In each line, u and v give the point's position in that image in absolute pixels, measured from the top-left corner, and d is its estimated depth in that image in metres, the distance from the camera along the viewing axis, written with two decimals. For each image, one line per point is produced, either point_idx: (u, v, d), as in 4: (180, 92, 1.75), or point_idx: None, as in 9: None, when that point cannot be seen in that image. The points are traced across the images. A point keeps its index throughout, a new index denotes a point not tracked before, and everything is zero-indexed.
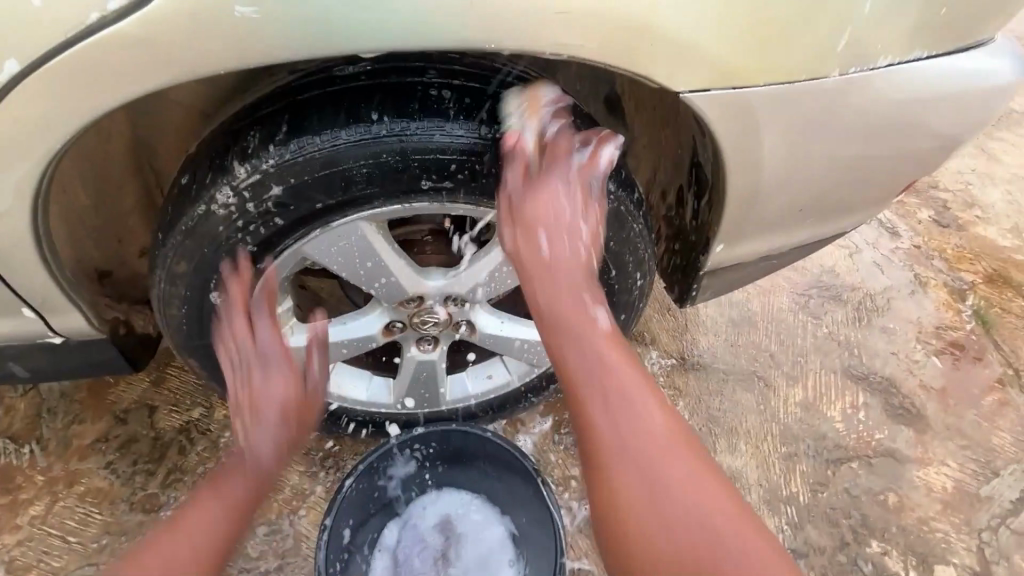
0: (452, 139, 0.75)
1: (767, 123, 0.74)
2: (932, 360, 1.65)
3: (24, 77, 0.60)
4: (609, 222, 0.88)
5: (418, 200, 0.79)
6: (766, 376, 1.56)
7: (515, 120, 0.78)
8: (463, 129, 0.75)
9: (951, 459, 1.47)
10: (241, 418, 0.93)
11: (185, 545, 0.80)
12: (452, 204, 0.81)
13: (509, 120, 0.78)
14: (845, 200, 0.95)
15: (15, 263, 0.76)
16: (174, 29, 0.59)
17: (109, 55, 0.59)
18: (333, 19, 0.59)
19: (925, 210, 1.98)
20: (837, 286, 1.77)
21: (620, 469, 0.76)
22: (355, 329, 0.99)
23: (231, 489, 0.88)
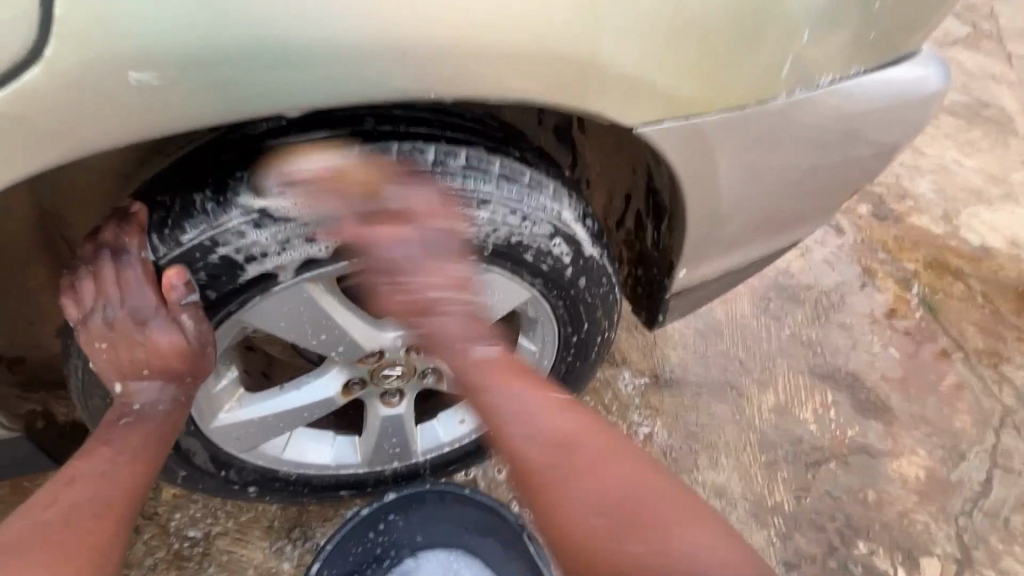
0: (400, 190, 0.70)
1: (720, 150, 0.73)
2: (890, 351, 1.71)
3: None
4: (572, 257, 0.85)
5: (370, 256, 0.73)
6: (737, 384, 1.57)
7: (464, 162, 0.73)
8: (408, 178, 0.70)
9: (920, 447, 1.50)
10: (133, 415, 0.77)
11: (86, 494, 0.71)
12: (407, 256, 0.75)
13: (465, 162, 0.73)
14: (799, 212, 0.96)
15: None
16: (61, 103, 0.51)
17: None
18: (254, 70, 0.54)
19: (864, 205, 2.07)
20: (794, 286, 1.81)
21: (568, 492, 0.69)
22: (312, 392, 0.91)
23: (136, 436, 0.76)
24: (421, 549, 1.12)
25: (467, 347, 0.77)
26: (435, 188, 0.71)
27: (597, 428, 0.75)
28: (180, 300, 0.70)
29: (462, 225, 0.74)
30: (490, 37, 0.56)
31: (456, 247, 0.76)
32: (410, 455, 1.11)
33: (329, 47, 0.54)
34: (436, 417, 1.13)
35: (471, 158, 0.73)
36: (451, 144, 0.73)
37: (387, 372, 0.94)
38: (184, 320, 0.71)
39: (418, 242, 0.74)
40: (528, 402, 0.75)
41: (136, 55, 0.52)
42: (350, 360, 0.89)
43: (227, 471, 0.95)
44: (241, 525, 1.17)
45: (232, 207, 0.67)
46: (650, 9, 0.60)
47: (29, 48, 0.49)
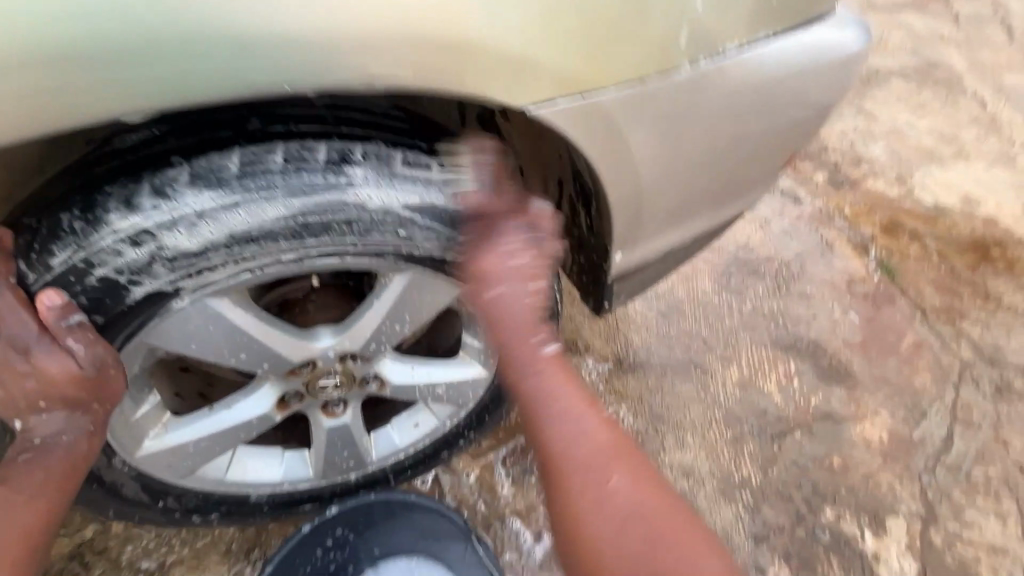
0: (289, 192, 0.66)
1: (630, 128, 0.71)
2: (850, 316, 1.72)
3: None
4: None
5: (272, 265, 0.70)
6: (701, 362, 1.57)
7: (360, 158, 0.69)
8: (296, 179, 0.66)
9: (882, 408, 1.51)
10: (34, 449, 0.72)
11: None
12: (314, 261, 0.71)
13: (361, 157, 0.69)
14: (734, 184, 0.95)
15: None
16: None
17: None
18: (88, 64, 0.51)
19: (821, 173, 2.08)
20: (754, 260, 1.82)
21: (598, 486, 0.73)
22: (244, 411, 0.87)
23: (38, 470, 0.72)
24: (381, 558, 1.10)
25: (526, 341, 0.79)
26: (330, 188, 0.67)
27: (635, 457, 0.76)
28: (61, 324, 0.65)
29: (365, 224, 0.70)
30: (351, 20, 0.54)
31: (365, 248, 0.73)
32: (367, 465, 1.10)
33: (166, 34, 0.52)
34: (390, 423, 1.12)
35: (370, 153, 0.70)
36: (347, 141, 0.69)
37: (325, 383, 0.91)
38: (77, 344, 0.66)
39: (317, 246, 0.70)
40: (578, 409, 0.77)
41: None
42: (283, 374, 0.86)
43: (163, 499, 0.90)
44: (197, 552, 1.13)
45: (103, 225, 0.63)
46: None
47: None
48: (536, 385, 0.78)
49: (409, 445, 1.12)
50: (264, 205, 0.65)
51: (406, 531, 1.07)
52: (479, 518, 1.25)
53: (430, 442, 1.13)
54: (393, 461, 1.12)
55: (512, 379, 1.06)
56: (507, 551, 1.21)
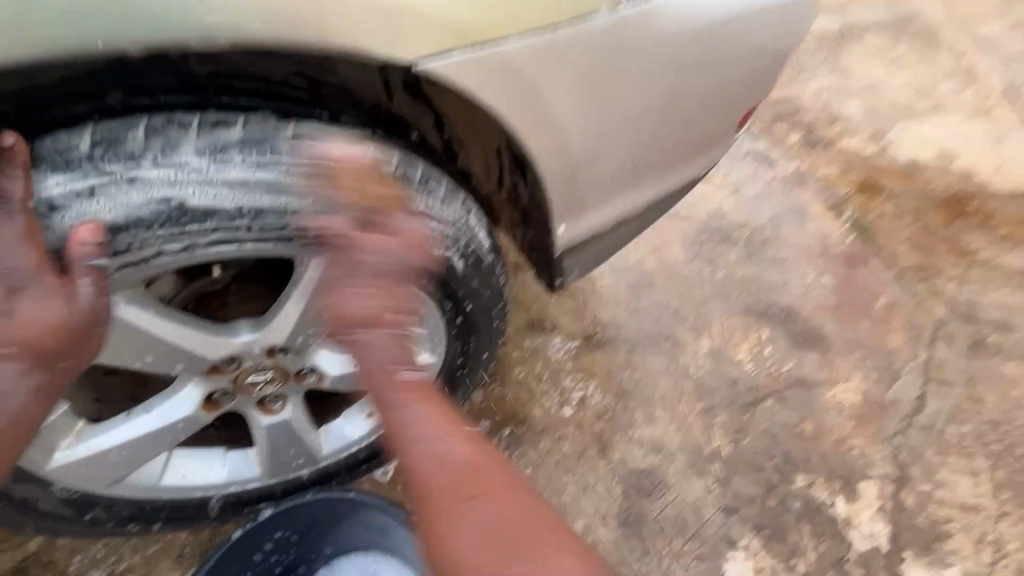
0: (157, 182, 0.63)
1: (541, 83, 0.70)
2: (823, 279, 1.68)
3: None
4: (414, 226, 0.76)
5: (155, 258, 0.65)
6: (672, 334, 1.53)
7: (240, 138, 0.65)
8: (162, 168, 0.63)
9: (856, 372, 1.48)
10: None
11: None
12: (205, 251, 0.67)
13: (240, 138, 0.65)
14: (678, 148, 0.92)
15: None
16: None
17: None
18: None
19: (794, 134, 2.02)
20: (725, 227, 1.76)
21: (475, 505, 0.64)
22: (166, 414, 0.82)
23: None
24: (335, 554, 1.09)
25: (390, 377, 0.71)
26: (206, 168, 0.64)
27: (524, 492, 0.65)
28: (81, 263, 0.62)
29: (253, 209, 0.66)
30: None
31: (261, 233, 0.68)
32: (318, 461, 1.03)
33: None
34: (342, 415, 1.06)
35: (251, 131, 0.66)
36: (227, 116, 0.65)
37: (255, 380, 0.85)
38: (83, 289, 0.64)
39: (200, 233, 0.65)
40: (460, 456, 0.67)
41: None
42: (205, 372, 0.80)
43: (90, 510, 0.86)
44: (148, 558, 1.09)
45: None
46: None
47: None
48: (401, 419, 0.70)
49: (363, 439, 1.05)
50: (134, 191, 0.62)
51: (355, 525, 1.06)
52: None
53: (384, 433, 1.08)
54: (347, 456, 1.06)
55: (461, 363, 1.02)
56: None
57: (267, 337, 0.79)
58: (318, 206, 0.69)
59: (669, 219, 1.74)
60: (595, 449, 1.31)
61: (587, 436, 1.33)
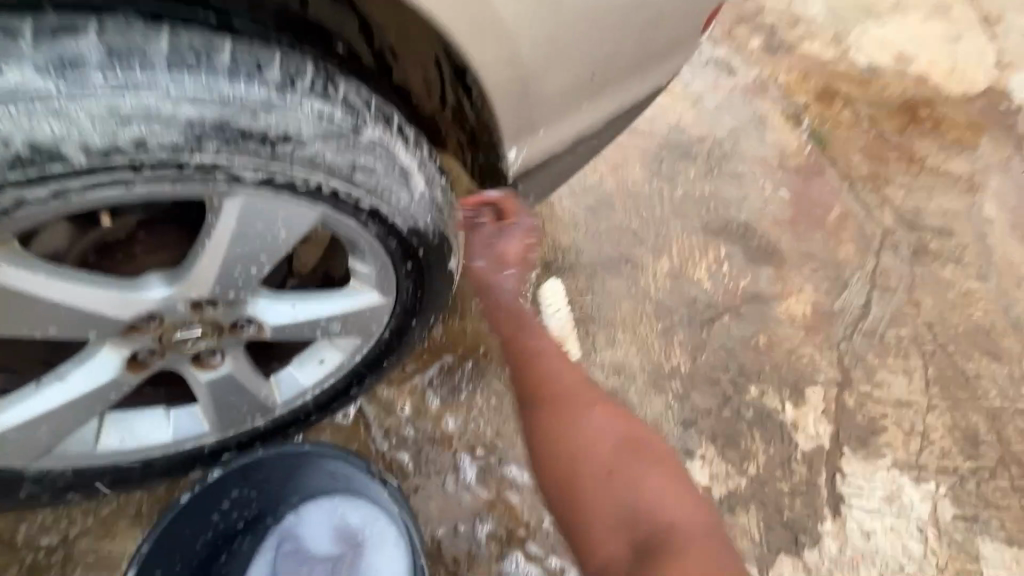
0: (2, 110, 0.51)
1: None
2: (780, 193, 1.67)
3: None
4: (343, 154, 0.66)
5: (27, 206, 0.56)
6: (631, 256, 1.51)
7: (104, 53, 0.54)
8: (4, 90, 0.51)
9: (808, 284, 1.52)
10: None
11: None
12: (87, 196, 0.57)
13: (102, 52, 0.54)
14: (637, 54, 0.82)
15: None
16: None
17: None
18: None
19: (756, 38, 1.91)
20: (685, 141, 1.70)
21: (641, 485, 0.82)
22: (83, 381, 0.74)
23: None
24: (301, 502, 1.08)
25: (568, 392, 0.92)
26: (60, 92, 0.52)
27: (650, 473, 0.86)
28: None
29: (135, 142, 0.55)
30: None
31: (152, 171, 0.58)
32: (272, 410, 1.02)
33: None
34: (292, 363, 1.03)
35: (114, 43, 0.54)
36: (77, 24, 0.54)
37: (185, 337, 0.77)
38: None
39: (73, 175, 0.55)
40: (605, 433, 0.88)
41: None
42: (119, 333, 0.71)
43: (24, 478, 0.81)
44: (104, 518, 1.05)
45: None
46: None
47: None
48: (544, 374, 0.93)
49: (317, 384, 1.04)
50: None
51: (318, 475, 1.03)
52: (408, 444, 1.18)
53: (339, 378, 1.05)
54: (302, 403, 1.04)
55: (416, 302, 0.95)
56: (442, 473, 1.16)
57: (186, 289, 0.70)
58: (217, 130, 0.58)
59: (629, 135, 1.66)
60: None
61: None
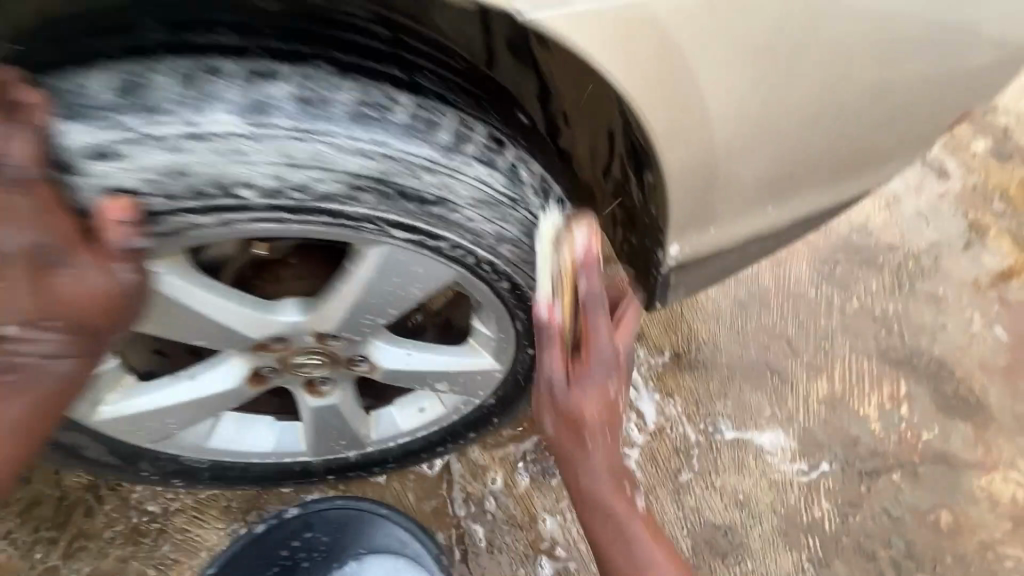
0: (196, 136, 0.54)
1: (691, 50, 0.51)
2: (994, 332, 1.34)
3: None
4: (501, 231, 0.66)
5: (199, 224, 0.58)
6: (780, 369, 1.29)
7: (304, 100, 0.55)
8: (201, 115, 0.53)
9: (1019, 461, 1.20)
10: None
11: None
12: (252, 224, 0.59)
13: (304, 98, 0.55)
14: (849, 158, 0.70)
15: None
16: None
17: None
18: None
19: (983, 139, 1.57)
20: (871, 247, 1.44)
21: None
22: (210, 384, 0.77)
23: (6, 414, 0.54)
24: (365, 553, 1.03)
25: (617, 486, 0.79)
26: (247, 135, 0.54)
27: None
28: (124, 245, 0.54)
29: (308, 192, 0.58)
30: None
31: (322, 213, 0.59)
32: (365, 445, 1.00)
33: None
34: (395, 402, 1.00)
35: (310, 94, 0.55)
36: (278, 69, 0.55)
37: (303, 362, 0.78)
38: (127, 273, 0.54)
39: (241, 209, 0.58)
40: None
41: None
42: (249, 348, 0.74)
43: (140, 459, 0.84)
44: (199, 503, 1.11)
45: None
46: None
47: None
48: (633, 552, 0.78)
49: (413, 431, 1.00)
50: (163, 151, 0.54)
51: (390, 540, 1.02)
52: (487, 519, 1.10)
53: (436, 430, 1.01)
54: (394, 446, 1.02)
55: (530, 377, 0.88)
56: (522, 563, 1.07)
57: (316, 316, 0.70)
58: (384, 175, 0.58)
59: None
60: (668, 488, 1.15)
61: (663, 471, 1.17)
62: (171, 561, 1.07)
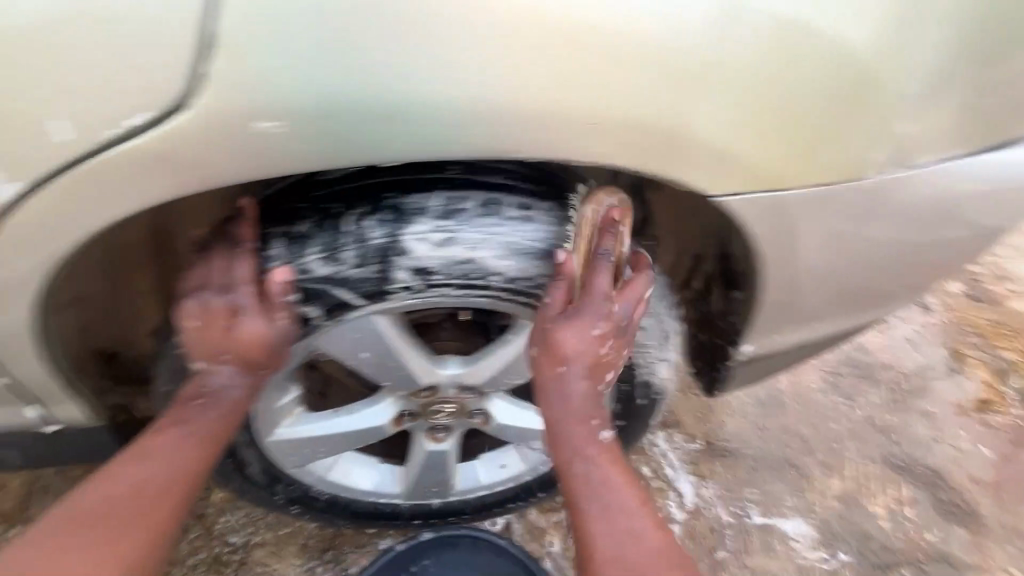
0: (456, 241, 0.67)
1: (802, 224, 0.71)
2: (980, 449, 1.54)
3: (35, 193, 0.55)
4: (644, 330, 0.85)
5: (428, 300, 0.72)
6: (799, 464, 1.46)
7: (539, 221, 0.70)
8: (465, 225, 0.68)
9: (1011, 567, 1.37)
10: (205, 396, 0.80)
11: (149, 472, 0.77)
12: (468, 303, 0.73)
13: (541, 219, 0.70)
14: (877, 294, 0.92)
15: (28, 369, 0.71)
16: (203, 127, 0.52)
17: (135, 166, 0.53)
18: (337, 118, 0.53)
19: (956, 283, 1.88)
20: (870, 364, 1.67)
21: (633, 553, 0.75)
22: (363, 420, 0.94)
23: (208, 419, 0.80)
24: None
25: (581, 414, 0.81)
26: (496, 241, 0.68)
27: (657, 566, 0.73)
28: (280, 297, 0.70)
29: (525, 285, 0.72)
30: (571, 102, 0.54)
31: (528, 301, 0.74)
32: (449, 494, 1.11)
33: (386, 100, 0.52)
34: (479, 457, 1.13)
35: (544, 214, 0.70)
36: (523, 201, 0.70)
37: (438, 409, 0.95)
38: (277, 318, 0.72)
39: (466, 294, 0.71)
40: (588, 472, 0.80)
41: (270, 98, 0.52)
42: (403, 393, 0.91)
43: (276, 483, 0.98)
44: (278, 538, 1.19)
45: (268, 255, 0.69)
46: (748, 70, 0.56)
47: (183, 92, 0.51)
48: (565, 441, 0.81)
49: (492, 485, 1.12)
50: (437, 251, 0.68)
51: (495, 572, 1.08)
52: None
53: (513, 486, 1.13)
54: (473, 497, 1.13)
55: (609, 441, 1.04)
56: None
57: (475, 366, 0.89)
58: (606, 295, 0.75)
59: None
60: (705, 563, 1.30)
61: (699, 547, 1.32)
62: None
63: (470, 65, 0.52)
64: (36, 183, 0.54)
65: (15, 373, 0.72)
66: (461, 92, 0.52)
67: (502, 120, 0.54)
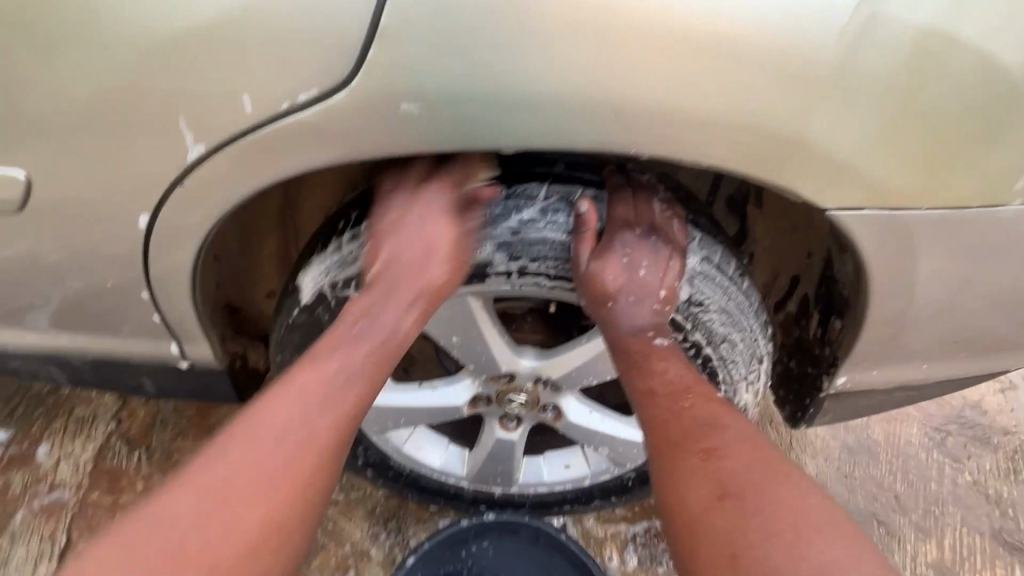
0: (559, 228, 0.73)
1: (922, 249, 0.67)
2: None
3: (209, 159, 0.64)
4: (738, 345, 0.81)
5: (526, 282, 0.76)
6: (887, 521, 1.34)
7: None
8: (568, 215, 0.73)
9: None
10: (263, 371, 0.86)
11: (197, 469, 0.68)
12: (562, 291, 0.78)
13: None
14: (1002, 341, 0.84)
15: (176, 311, 0.82)
16: (357, 106, 0.59)
17: (291, 139, 0.61)
18: (471, 105, 0.58)
19: None
20: (985, 426, 1.49)
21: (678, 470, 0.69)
22: (442, 396, 0.98)
23: None
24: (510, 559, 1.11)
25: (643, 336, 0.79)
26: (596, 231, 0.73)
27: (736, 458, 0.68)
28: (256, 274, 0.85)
29: None
30: (690, 104, 0.56)
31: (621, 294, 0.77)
32: (512, 484, 1.12)
33: (516, 91, 0.57)
34: (544, 455, 1.15)
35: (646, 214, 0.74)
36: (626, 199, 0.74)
37: (514, 398, 0.98)
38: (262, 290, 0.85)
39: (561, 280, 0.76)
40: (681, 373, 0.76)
41: (414, 86, 0.58)
42: (482, 377, 0.94)
43: (358, 445, 1.05)
44: (350, 500, 1.28)
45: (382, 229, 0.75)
46: (886, 78, 0.54)
47: (341, 79, 0.58)
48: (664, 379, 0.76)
49: (554, 484, 1.12)
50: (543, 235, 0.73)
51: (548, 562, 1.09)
52: None
53: (574, 489, 1.12)
54: (533, 493, 1.13)
55: None
56: None
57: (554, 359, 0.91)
58: (692, 299, 0.78)
59: None
60: None
61: None
62: (319, 546, 1.22)
63: (593, 63, 0.55)
64: (219, 145, 0.63)
65: (164, 317, 0.83)
66: (593, 84, 0.56)
67: (626, 118, 0.57)
